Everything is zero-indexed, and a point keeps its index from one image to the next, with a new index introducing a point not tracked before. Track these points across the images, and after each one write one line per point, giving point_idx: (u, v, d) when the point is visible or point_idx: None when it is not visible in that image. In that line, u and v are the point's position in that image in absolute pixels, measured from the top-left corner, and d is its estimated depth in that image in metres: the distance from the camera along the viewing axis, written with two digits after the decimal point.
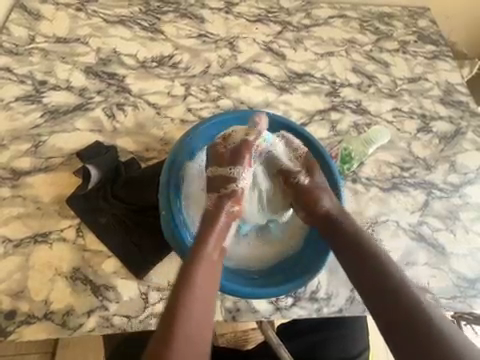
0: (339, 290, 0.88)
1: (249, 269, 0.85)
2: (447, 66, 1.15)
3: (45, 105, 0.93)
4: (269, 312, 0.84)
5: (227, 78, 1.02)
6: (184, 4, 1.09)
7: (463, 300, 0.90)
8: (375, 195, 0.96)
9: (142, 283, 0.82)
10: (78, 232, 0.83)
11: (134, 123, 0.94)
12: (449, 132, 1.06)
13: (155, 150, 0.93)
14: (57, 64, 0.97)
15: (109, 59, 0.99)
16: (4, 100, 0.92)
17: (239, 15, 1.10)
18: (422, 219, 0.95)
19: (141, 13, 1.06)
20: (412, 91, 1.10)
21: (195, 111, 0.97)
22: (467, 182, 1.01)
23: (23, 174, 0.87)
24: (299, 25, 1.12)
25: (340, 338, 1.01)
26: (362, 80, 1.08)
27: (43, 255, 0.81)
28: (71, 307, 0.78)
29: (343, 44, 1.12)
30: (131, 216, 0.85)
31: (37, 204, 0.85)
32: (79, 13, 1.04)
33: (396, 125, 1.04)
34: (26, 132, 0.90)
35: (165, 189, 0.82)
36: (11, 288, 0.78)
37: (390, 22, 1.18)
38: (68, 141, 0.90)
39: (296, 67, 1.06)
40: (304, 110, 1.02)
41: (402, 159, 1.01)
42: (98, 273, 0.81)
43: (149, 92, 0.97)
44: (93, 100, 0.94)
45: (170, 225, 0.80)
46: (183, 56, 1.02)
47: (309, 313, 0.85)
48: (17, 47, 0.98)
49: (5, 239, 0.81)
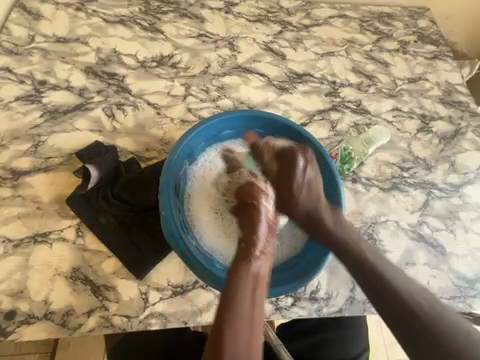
0: (339, 290, 0.87)
1: None
2: (447, 67, 1.16)
3: (45, 105, 0.92)
4: (269, 312, 0.84)
5: (227, 78, 1.02)
6: (184, 4, 1.09)
7: (463, 299, 0.89)
8: (375, 195, 0.96)
9: (142, 283, 0.82)
10: (78, 232, 0.83)
11: (135, 123, 0.94)
12: (449, 132, 1.07)
13: (156, 150, 0.93)
14: (57, 64, 0.97)
15: (109, 59, 0.99)
16: (4, 100, 0.92)
17: (239, 15, 1.10)
18: (421, 220, 0.95)
19: (141, 13, 1.06)
20: (412, 91, 1.10)
21: (195, 111, 0.97)
22: (467, 182, 1.01)
23: (23, 174, 0.86)
24: (299, 25, 1.12)
25: (340, 339, 1.01)
26: (361, 80, 1.08)
27: (44, 254, 0.81)
28: (71, 307, 0.78)
29: (343, 44, 1.12)
30: (131, 216, 0.85)
31: (38, 204, 0.84)
32: (79, 13, 1.03)
33: (396, 125, 1.04)
34: (26, 132, 0.90)
35: (166, 188, 0.79)
36: (11, 289, 0.77)
37: (390, 22, 1.18)
38: (69, 140, 0.90)
39: (296, 67, 1.06)
40: (305, 110, 1.02)
41: (402, 159, 1.01)
42: (98, 272, 0.81)
43: (149, 93, 0.97)
44: (93, 100, 0.94)
45: (171, 224, 0.78)
46: (183, 56, 1.02)
47: (308, 313, 0.85)
48: (16, 47, 0.97)
49: (5, 239, 0.81)
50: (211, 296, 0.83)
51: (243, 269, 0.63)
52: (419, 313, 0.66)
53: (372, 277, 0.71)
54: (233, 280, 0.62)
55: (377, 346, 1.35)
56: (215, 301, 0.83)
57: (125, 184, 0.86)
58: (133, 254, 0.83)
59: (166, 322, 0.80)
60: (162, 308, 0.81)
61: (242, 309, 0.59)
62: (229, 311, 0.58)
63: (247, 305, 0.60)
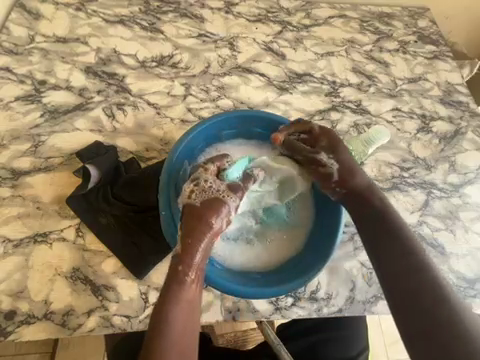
0: (339, 290, 0.87)
1: (249, 270, 0.84)
2: (447, 66, 1.16)
3: (45, 105, 0.92)
4: (269, 312, 0.84)
5: (227, 78, 1.02)
6: (184, 4, 1.09)
7: (463, 299, 0.89)
8: None
9: (142, 283, 0.82)
10: (78, 232, 0.83)
11: (135, 123, 0.94)
12: (449, 132, 1.07)
13: (155, 150, 0.93)
14: (57, 63, 0.97)
15: (108, 59, 0.99)
16: (4, 100, 0.92)
17: (239, 15, 1.10)
18: (421, 220, 0.95)
19: (141, 13, 1.06)
20: (412, 91, 1.10)
21: (195, 111, 0.97)
22: (467, 182, 1.01)
23: (22, 174, 0.86)
24: (299, 25, 1.12)
25: (339, 338, 1.01)
26: (362, 80, 1.08)
27: (44, 254, 0.81)
28: (71, 307, 0.78)
29: (343, 44, 1.12)
30: (131, 215, 0.86)
31: (38, 204, 0.84)
32: (79, 13, 1.03)
33: (396, 125, 1.04)
34: (26, 132, 0.90)
35: (166, 189, 0.80)
36: (10, 289, 0.77)
37: (390, 22, 1.19)
38: (69, 141, 0.90)
39: (296, 67, 1.06)
40: (305, 110, 1.01)
41: (402, 159, 1.01)
42: (98, 273, 0.81)
43: (149, 93, 0.97)
44: (93, 100, 0.94)
45: (170, 224, 0.78)
46: (183, 56, 1.02)
47: (308, 313, 0.85)
48: (16, 47, 0.97)
49: (5, 239, 0.81)
50: (211, 295, 0.83)
51: (175, 288, 0.64)
52: (430, 289, 0.66)
53: (406, 276, 0.69)
54: (159, 309, 0.62)
55: (377, 346, 1.35)
56: (215, 301, 0.83)
57: (125, 184, 0.86)
58: (134, 254, 0.83)
59: None
60: None
61: (174, 309, 0.62)
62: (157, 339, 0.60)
63: (178, 310, 0.63)
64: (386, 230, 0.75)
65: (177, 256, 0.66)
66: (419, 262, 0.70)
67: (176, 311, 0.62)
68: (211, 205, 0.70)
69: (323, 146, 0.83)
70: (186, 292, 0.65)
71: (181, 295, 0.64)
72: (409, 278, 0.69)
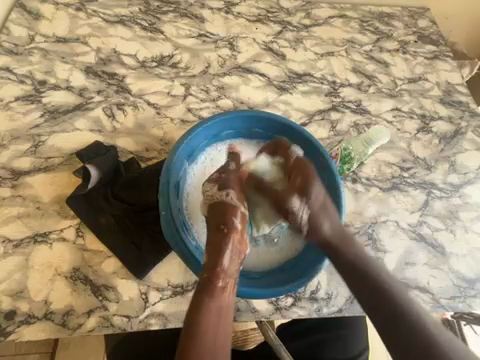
0: (339, 290, 0.88)
1: (249, 270, 0.84)
2: (447, 66, 1.16)
3: (45, 105, 0.92)
4: (269, 312, 0.84)
5: (227, 78, 1.02)
6: (184, 4, 1.09)
7: (463, 299, 0.89)
8: (375, 195, 0.96)
9: (142, 283, 0.82)
10: (78, 232, 0.83)
11: (135, 123, 0.94)
12: (449, 132, 1.07)
13: (155, 150, 0.93)
14: (57, 63, 0.97)
15: (108, 59, 0.99)
16: (4, 100, 0.92)
17: (239, 15, 1.10)
18: (422, 220, 0.95)
19: (141, 13, 1.06)
20: (412, 91, 1.10)
21: (195, 111, 0.97)
22: (467, 182, 1.01)
23: (22, 174, 0.86)
24: (299, 25, 1.12)
25: (340, 337, 1.01)
26: (362, 80, 1.08)
27: (44, 254, 0.81)
28: (71, 307, 0.78)
29: (343, 44, 1.12)
30: (131, 216, 0.85)
31: (38, 204, 0.84)
32: (79, 13, 1.04)
33: (396, 125, 1.04)
34: (26, 132, 0.90)
35: (166, 190, 0.79)
36: (11, 289, 0.77)
37: (390, 22, 1.19)
38: (69, 140, 0.90)
39: (296, 67, 1.06)
40: (305, 110, 1.01)
41: (402, 159, 1.01)
42: (98, 273, 0.81)
43: (149, 92, 0.97)
44: (93, 100, 0.94)
45: (170, 225, 0.78)
46: (183, 56, 1.02)
47: (308, 313, 0.85)
48: (16, 47, 0.97)
49: (5, 239, 0.81)
50: None
51: (206, 299, 0.67)
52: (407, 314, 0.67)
53: (382, 306, 0.69)
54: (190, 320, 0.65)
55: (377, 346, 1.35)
56: None
57: (125, 184, 0.86)
58: (133, 254, 0.83)
59: (166, 322, 0.80)
60: (162, 308, 0.81)
61: (208, 314, 0.66)
62: (190, 334, 0.64)
63: (212, 315, 0.66)
64: (358, 266, 0.76)
65: (206, 267, 0.71)
66: (388, 289, 0.71)
67: (205, 318, 0.66)
68: (226, 210, 0.77)
69: (298, 181, 0.84)
70: (216, 299, 0.68)
71: (210, 305, 0.67)
72: (385, 314, 0.68)
